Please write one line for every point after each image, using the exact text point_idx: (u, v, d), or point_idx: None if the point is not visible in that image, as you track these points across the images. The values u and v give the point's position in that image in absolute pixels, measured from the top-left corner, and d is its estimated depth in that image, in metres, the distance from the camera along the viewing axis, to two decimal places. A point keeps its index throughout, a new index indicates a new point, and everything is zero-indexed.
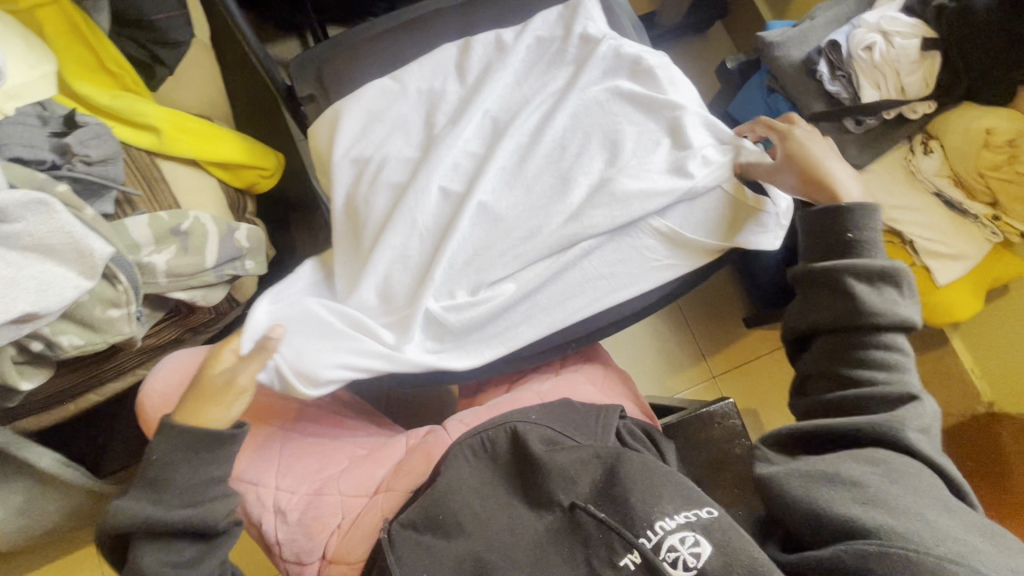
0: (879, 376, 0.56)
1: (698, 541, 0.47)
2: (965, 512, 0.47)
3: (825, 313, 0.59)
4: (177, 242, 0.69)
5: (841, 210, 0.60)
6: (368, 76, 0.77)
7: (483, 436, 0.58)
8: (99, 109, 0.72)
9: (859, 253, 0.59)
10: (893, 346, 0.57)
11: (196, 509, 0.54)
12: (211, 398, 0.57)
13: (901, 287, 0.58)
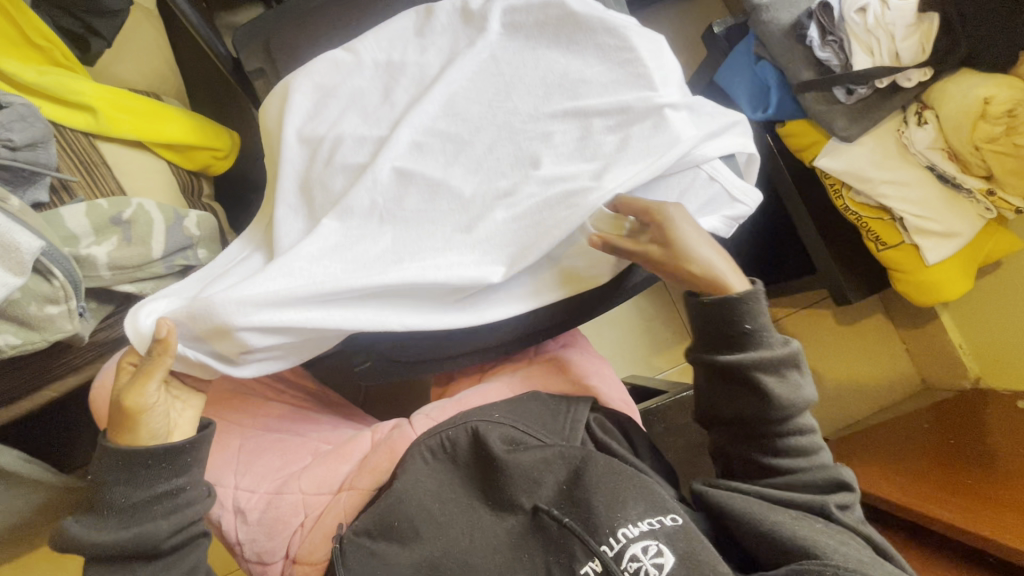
0: (797, 463, 0.56)
1: (661, 552, 0.47)
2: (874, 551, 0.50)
3: (735, 406, 0.57)
4: (118, 232, 0.64)
5: (734, 304, 0.55)
6: (320, 46, 0.70)
7: (442, 435, 0.56)
8: (26, 88, 0.66)
9: (756, 344, 0.56)
10: (803, 428, 0.57)
11: (140, 528, 0.53)
12: (124, 418, 0.53)
13: (800, 368, 0.57)
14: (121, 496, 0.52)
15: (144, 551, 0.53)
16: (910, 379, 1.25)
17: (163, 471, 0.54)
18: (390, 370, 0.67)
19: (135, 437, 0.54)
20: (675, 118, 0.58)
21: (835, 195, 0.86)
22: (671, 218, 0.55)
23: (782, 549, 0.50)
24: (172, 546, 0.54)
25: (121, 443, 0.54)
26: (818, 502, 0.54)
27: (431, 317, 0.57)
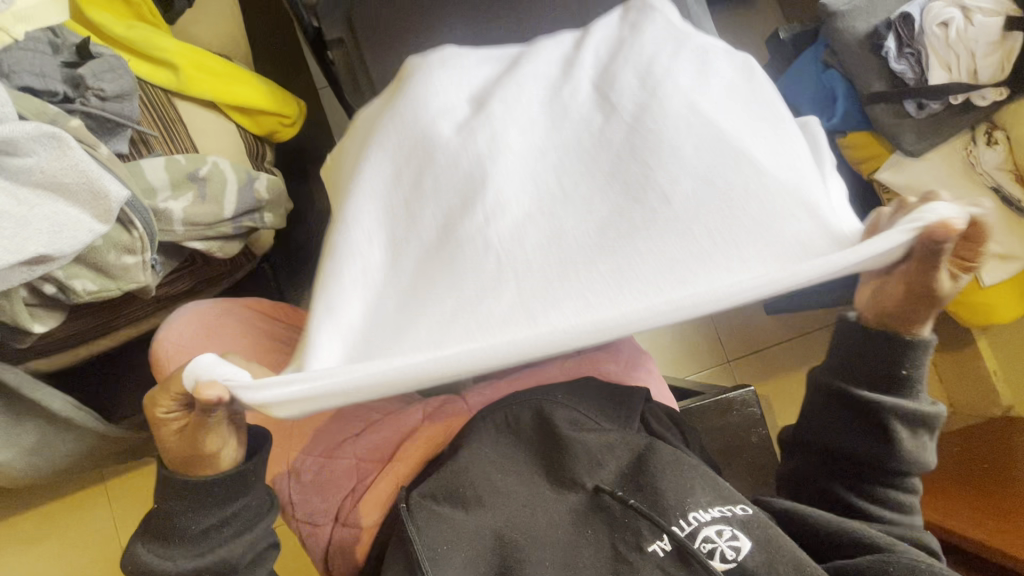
0: (890, 513, 0.57)
1: (737, 536, 0.52)
2: None
3: (861, 444, 0.56)
4: (194, 189, 0.65)
5: (903, 347, 0.54)
6: (401, 20, 0.70)
7: (507, 411, 0.60)
8: (114, 41, 0.67)
9: (905, 393, 0.55)
10: (907, 485, 0.58)
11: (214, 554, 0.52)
12: (193, 457, 0.51)
13: (932, 430, 0.57)
14: (189, 524, 0.51)
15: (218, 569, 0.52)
16: None
17: (227, 493, 0.52)
18: None
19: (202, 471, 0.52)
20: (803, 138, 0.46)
21: None
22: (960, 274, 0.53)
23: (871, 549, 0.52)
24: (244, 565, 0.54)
25: (205, 469, 0.52)
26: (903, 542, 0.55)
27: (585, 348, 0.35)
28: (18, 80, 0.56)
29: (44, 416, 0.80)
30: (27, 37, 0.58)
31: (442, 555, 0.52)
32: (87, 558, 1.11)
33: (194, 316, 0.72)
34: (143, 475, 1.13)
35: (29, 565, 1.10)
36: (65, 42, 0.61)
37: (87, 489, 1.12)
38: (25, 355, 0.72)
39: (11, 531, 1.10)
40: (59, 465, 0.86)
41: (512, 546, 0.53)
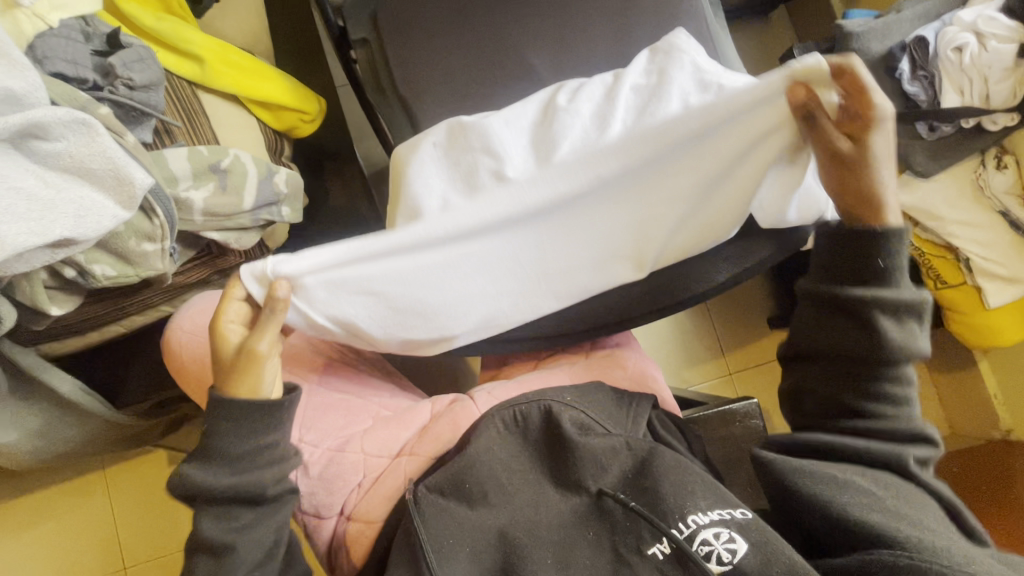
0: (886, 411, 0.55)
1: (733, 538, 0.50)
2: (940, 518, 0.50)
3: (845, 342, 0.55)
4: (215, 179, 0.66)
5: (872, 236, 0.54)
6: (425, 23, 0.72)
7: (515, 410, 0.61)
8: (144, 32, 0.69)
9: (888, 283, 0.54)
10: (904, 379, 0.55)
11: (244, 477, 0.54)
12: (236, 368, 0.54)
13: (921, 317, 0.55)
14: (230, 446, 0.53)
15: (247, 497, 0.54)
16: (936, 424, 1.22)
17: (264, 424, 0.55)
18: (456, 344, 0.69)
19: (237, 391, 0.55)
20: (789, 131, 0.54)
21: None
22: (882, 126, 0.54)
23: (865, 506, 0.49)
24: (272, 496, 0.55)
25: (238, 391, 0.54)
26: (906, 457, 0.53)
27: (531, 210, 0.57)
28: (50, 67, 0.57)
29: (52, 399, 0.80)
30: (61, 24, 0.59)
31: (447, 548, 0.53)
32: (81, 543, 1.11)
33: (204, 309, 0.73)
34: (142, 464, 1.14)
35: (25, 547, 1.10)
36: (96, 31, 0.61)
37: (86, 474, 1.12)
38: (37, 338, 0.73)
39: (9, 512, 1.11)
40: (62, 448, 0.86)
41: (516, 543, 0.53)
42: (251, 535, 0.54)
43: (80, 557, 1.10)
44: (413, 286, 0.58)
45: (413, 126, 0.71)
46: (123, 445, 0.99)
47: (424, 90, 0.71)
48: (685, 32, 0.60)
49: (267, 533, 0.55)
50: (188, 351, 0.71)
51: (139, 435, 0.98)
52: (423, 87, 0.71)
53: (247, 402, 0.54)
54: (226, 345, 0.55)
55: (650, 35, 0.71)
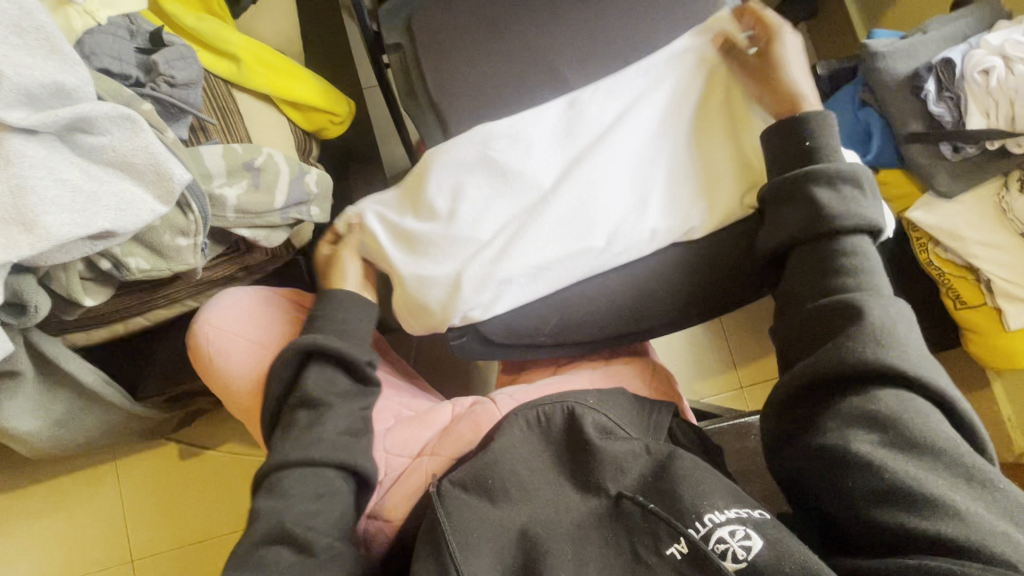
0: (849, 284, 0.54)
1: (748, 535, 0.48)
2: (947, 454, 0.46)
3: (793, 227, 0.58)
4: (249, 177, 0.67)
5: (797, 120, 0.60)
6: (458, 30, 0.73)
7: (539, 409, 0.63)
8: (185, 31, 0.70)
9: (816, 160, 0.59)
10: (858, 250, 0.55)
11: (351, 345, 0.65)
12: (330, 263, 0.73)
13: (862, 188, 0.57)
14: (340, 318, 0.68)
15: (347, 365, 0.64)
16: None
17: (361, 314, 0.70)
18: (480, 347, 0.70)
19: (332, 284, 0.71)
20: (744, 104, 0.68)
21: (920, 249, 0.87)
22: (784, 38, 0.66)
23: (872, 494, 0.46)
24: (364, 376, 0.65)
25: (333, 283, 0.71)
26: (894, 361, 0.48)
27: (518, 142, 0.68)
28: (97, 62, 0.59)
29: (73, 389, 0.81)
30: (109, 22, 0.61)
31: (470, 540, 0.52)
32: (87, 535, 1.11)
33: (232, 305, 0.75)
34: (154, 458, 1.14)
35: (33, 536, 1.10)
36: (140, 30, 0.62)
37: (97, 466, 1.13)
38: (64, 328, 0.74)
39: (20, 501, 1.11)
40: (80, 437, 0.87)
41: (537, 540, 0.53)
42: (343, 405, 0.62)
43: (87, 549, 1.10)
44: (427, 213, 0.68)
45: (444, 131, 0.73)
46: (137, 437, 1.00)
47: (455, 95, 0.72)
48: None
49: (348, 410, 0.62)
50: (217, 345, 0.73)
51: (153, 428, 0.99)
52: (456, 93, 0.72)
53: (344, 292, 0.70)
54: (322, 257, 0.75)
55: None
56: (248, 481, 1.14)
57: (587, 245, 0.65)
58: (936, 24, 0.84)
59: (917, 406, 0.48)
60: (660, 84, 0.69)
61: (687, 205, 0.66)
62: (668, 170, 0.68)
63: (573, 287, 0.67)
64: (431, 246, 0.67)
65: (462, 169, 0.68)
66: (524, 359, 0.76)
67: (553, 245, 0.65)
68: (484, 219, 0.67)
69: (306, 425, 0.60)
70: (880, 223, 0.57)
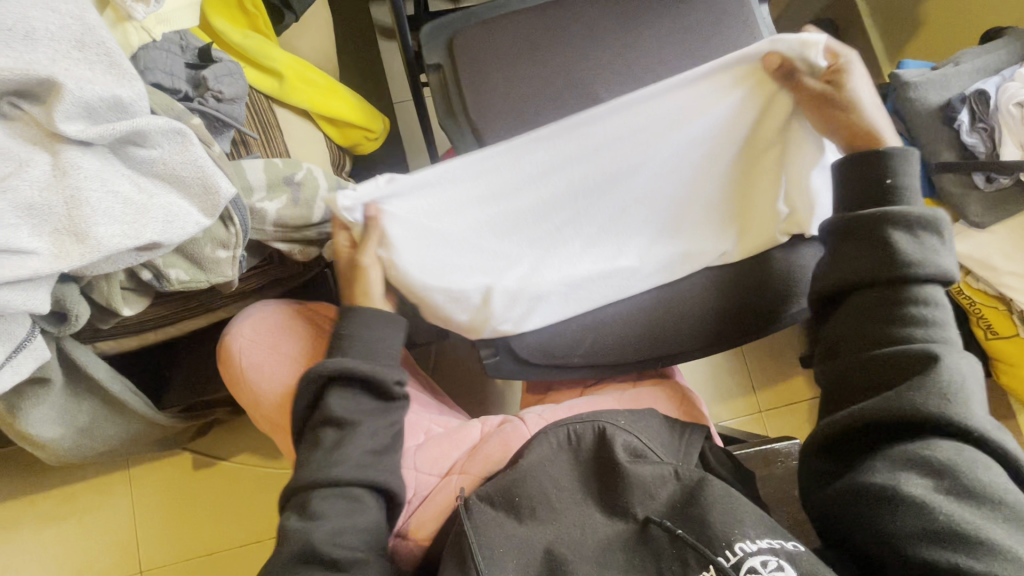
0: (916, 334, 0.52)
1: (781, 566, 0.47)
2: (1006, 507, 0.43)
3: (859, 266, 0.55)
4: (288, 192, 0.67)
5: (881, 154, 0.57)
6: (497, 53, 0.74)
7: (570, 429, 0.62)
8: (229, 47, 0.71)
9: (895, 200, 0.56)
10: (930, 301, 0.53)
11: (376, 367, 0.61)
12: (351, 275, 0.64)
13: (940, 237, 0.55)
14: (370, 334, 0.62)
15: (374, 388, 0.61)
16: None
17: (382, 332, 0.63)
18: (513, 367, 0.69)
19: (356, 300, 0.64)
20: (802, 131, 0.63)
21: None
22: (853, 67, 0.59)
23: (918, 533, 0.44)
24: (392, 395, 0.62)
25: (360, 303, 0.63)
26: (955, 413, 0.47)
27: (558, 159, 0.64)
28: (149, 77, 0.59)
29: (100, 397, 0.81)
30: (162, 37, 0.62)
31: (498, 557, 0.52)
32: (98, 543, 1.10)
33: (264, 318, 0.75)
34: (168, 466, 1.13)
35: (44, 543, 1.09)
36: (190, 46, 0.64)
37: (112, 473, 1.12)
38: (96, 336, 0.74)
39: (32, 506, 1.11)
40: (101, 445, 0.87)
41: (563, 563, 0.51)
42: (370, 423, 0.60)
43: (96, 558, 1.09)
44: (459, 228, 0.64)
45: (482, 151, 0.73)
46: (156, 446, 0.99)
47: (495, 116, 0.72)
48: None
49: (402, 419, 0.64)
50: (251, 358, 0.73)
51: (172, 437, 0.98)
52: (495, 113, 0.72)
53: (369, 311, 0.63)
54: (341, 255, 0.64)
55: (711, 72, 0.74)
56: (261, 492, 1.13)
57: (618, 265, 0.67)
58: (967, 56, 0.85)
59: (975, 458, 0.46)
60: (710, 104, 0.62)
61: (720, 234, 0.68)
62: (702, 200, 0.68)
63: (606, 307, 0.68)
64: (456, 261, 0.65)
65: (498, 184, 0.64)
66: (553, 379, 0.76)
67: (591, 266, 0.67)
68: (513, 242, 0.66)
69: (331, 444, 0.58)
70: (951, 275, 0.55)
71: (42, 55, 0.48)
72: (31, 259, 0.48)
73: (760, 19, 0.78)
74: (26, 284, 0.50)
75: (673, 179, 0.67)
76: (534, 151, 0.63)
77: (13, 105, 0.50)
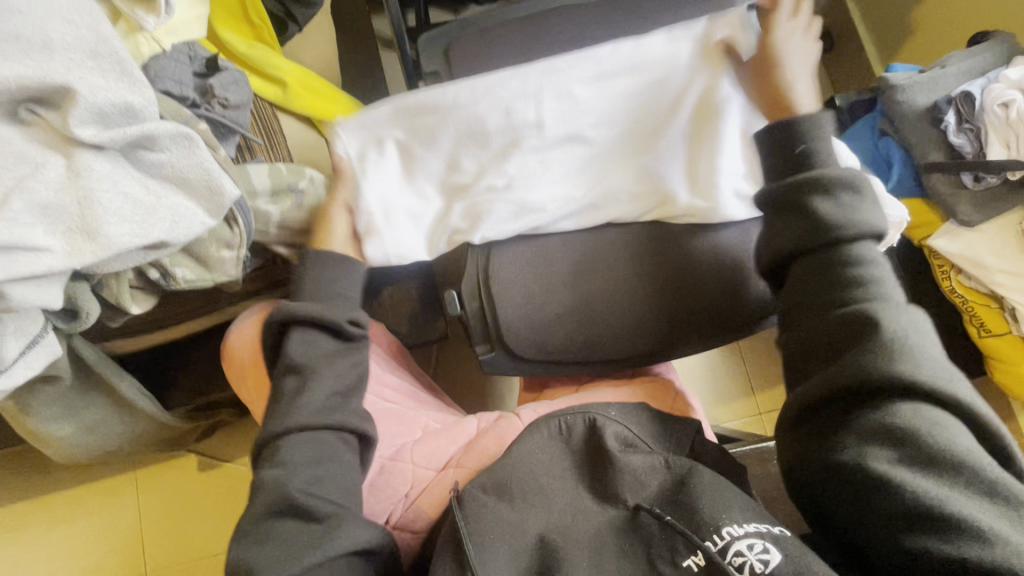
0: (856, 296, 0.52)
1: (767, 549, 0.48)
2: (972, 470, 0.44)
3: (791, 235, 0.55)
4: (292, 197, 0.70)
5: (791, 124, 0.58)
6: (490, 60, 0.77)
7: (561, 420, 0.64)
8: (236, 56, 0.75)
9: (814, 164, 0.57)
10: (863, 260, 0.53)
11: (330, 310, 0.62)
12: (317, 223, 0.68)
13: (862, 193, 0.55)
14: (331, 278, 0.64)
15: (329, 329, 0.62)
16: None
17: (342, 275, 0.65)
18: (508, 364, 0.71)
19: (319, 243, 0.67)
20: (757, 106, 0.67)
21: (942, 277, 0.88)
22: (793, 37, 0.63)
23: (895, 515, 0.45)
24: (349, 334, 0.63)
25: (321, 246, 0.66)
26: (907, 377, 0.46)
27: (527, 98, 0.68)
28: (159, 85, 0.62)
29: (108, 396, 0.83)
30: (172, 48, 0.65)
31: (490, 544, 0.53)
32: (104, 544, 1.11)
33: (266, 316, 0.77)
34: (174, 468, 1.15)
35: (52, 544, 1.11)
36: (198, 56, 0.67)
37: (119, 475, 1.14)
38: (105, 335, 0.76)
39: (41, 507, 1.13)
40: (108, 444, 0.89)
41: (555, 547, 0.53)
42: (329, 369, 0.60)
43: (103, 558, 1.11)
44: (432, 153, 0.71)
45: None
46: (162, 446, 1.02)
47: None
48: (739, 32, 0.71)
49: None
50: (253, 355, 0.75)
51: (177, 437, 1.00)
52: None
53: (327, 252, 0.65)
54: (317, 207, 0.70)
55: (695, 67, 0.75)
56: None
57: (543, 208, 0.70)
58: (954, 59, 0.86)
59: (936, 421, 0.46)
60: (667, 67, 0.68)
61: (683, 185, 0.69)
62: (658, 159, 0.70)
63: (559, 263, 0.70)
64: (422, 171, 0.71)
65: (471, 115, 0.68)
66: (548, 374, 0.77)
67: (551, 199, 0.69)
68: (472, 163, 0.70)
69: (293, 393, 0.58)
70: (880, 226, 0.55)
71: (58, 64, 0.51)
72: (44, 256, 0.51)
73: None
74: (40, 280, 0.52)
75: (639, 132, 0.70)
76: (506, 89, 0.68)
77: (30, 111, 0.52)
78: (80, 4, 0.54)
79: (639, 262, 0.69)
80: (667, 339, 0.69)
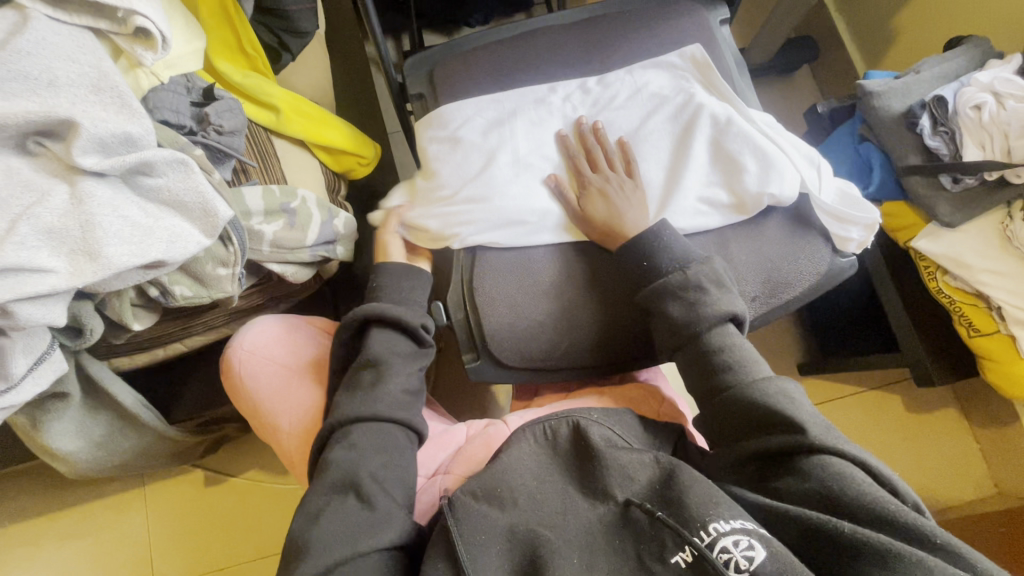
0: (730, 378, 0.60)
1: (752, 545, 0.48)
2: (876, 508, 0.49)
3: (669, 334, 0.64)
4: (284, 217, 0.74)
5: (643, 238, 0.67)
6: (470, 80, 0.80)
7: (545, 425, 0.65)
8: (233, 86, 0.79)
9: (661, 272, 0.65)
10: (724, 343, 0.62)
11: (410, 315, 0.71)
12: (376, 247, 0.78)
13: (711, 285, 0.64)
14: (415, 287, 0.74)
15: (407, 332, 0.71)
16: (980, 483, 1.17)
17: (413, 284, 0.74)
18: (494, 372, 0.72)
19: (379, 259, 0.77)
20: (708, 119, 0.72)
21: (929, 278, 0.88)
22: (604, 189, 0.70)
23: (821, 549, 0.49)
24: (421, 339, 0.72)
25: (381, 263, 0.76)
26: (809, 437, 0.54)
27: (507, 123, 0.76)
28: (157, 115, 0.66)
29: (115, 411, 0.86)
30: (169, 81, 0.70)
31: (477, 549, 0.54)
32: (114, 558, 1.14)
33: (263, 330, 0.80)
34: (181, 483, 1.18)
35: (64, 559, 1.14)
36: (196, 86, 0.71)
37: (129, 491, 1.17)
38: (112, 352, 0.80)
39: (54, 522, 1.16)
40: (117, 459, 0.92)
41: (542, 544, 0.54)
42: (400, 366, 0.68)
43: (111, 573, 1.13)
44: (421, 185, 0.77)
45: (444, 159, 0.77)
46: (168, 462, 1.05)
47: None
48: (700, 51, 0.77)
49: (405, 374, 0.68)
50: (249, 369, 0.78)
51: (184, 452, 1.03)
52: None
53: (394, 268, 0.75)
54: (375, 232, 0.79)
55: (665, 75, 0.77)
56: (268, 507, 1.16)
57: (521, 219, 0.71)
58: (929, 65, 0.88)
59: (847, 472, 0.52)
60: (620, 93, 0.76)
61: (647, 196, 0.72)
62: (626, 170, 0.72)
63: (539, 276, 0.71)
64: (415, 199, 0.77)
65: (455, 140, 0.75)
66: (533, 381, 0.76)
67: (530, 210, 0.72)
68: (456, 179, 0.74)
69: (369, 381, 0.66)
70: (741, 312, 0.64)
71: (62, 99, 0.56)
72: (49, 276, 0.54)
73: (722, 37, 0.83)
74: (46, 299, 0.55)
75: (606, 143, 0.74)
76: (485, 120, 0.76)
77: (38, 143, 0.57)
78: (84, 45, 0.59)
79: (595, 295, 0.71)
80: (640, 345, 0.71)
